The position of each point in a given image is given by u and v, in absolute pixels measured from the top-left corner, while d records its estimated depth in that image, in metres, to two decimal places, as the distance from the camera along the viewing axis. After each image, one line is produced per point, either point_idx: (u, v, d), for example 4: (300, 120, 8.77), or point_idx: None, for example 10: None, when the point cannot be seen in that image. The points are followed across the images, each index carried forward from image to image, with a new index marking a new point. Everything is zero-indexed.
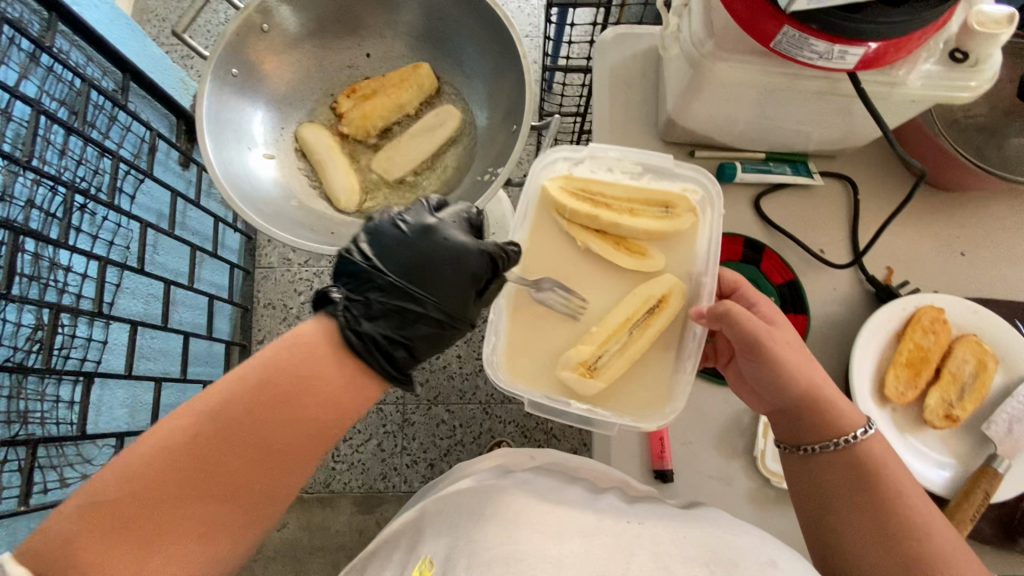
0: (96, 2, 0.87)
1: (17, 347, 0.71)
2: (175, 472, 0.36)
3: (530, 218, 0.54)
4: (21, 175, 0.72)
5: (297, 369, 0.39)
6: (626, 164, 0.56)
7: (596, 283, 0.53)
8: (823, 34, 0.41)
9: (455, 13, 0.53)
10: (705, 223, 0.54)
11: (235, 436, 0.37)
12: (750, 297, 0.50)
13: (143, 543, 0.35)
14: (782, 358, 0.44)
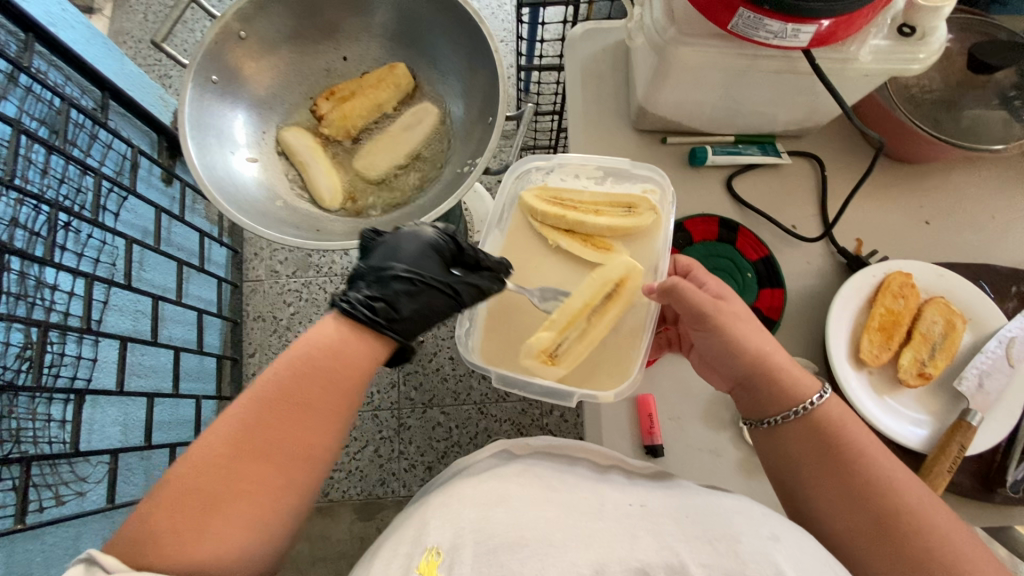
0: (72, 23, 0.88)
1: (7, 366, 0.71)
2: (230, 444, 0.39)
3: (507, 223, 0.57)
4: (5, 194, 0.73)
5: (318, 340, 0.43)
6: (589, 170, 0.59)
7: (574, 267, 0.54)
8: (776, 14, 0.43)
9: (427, 13, 0.55)
10: (664, 218, 0.56)
11: (276, 400, 0.40)
12: (701, 277, 0.51)
13: (204, 511, 0.37)
14: (729, 324, 0.47)
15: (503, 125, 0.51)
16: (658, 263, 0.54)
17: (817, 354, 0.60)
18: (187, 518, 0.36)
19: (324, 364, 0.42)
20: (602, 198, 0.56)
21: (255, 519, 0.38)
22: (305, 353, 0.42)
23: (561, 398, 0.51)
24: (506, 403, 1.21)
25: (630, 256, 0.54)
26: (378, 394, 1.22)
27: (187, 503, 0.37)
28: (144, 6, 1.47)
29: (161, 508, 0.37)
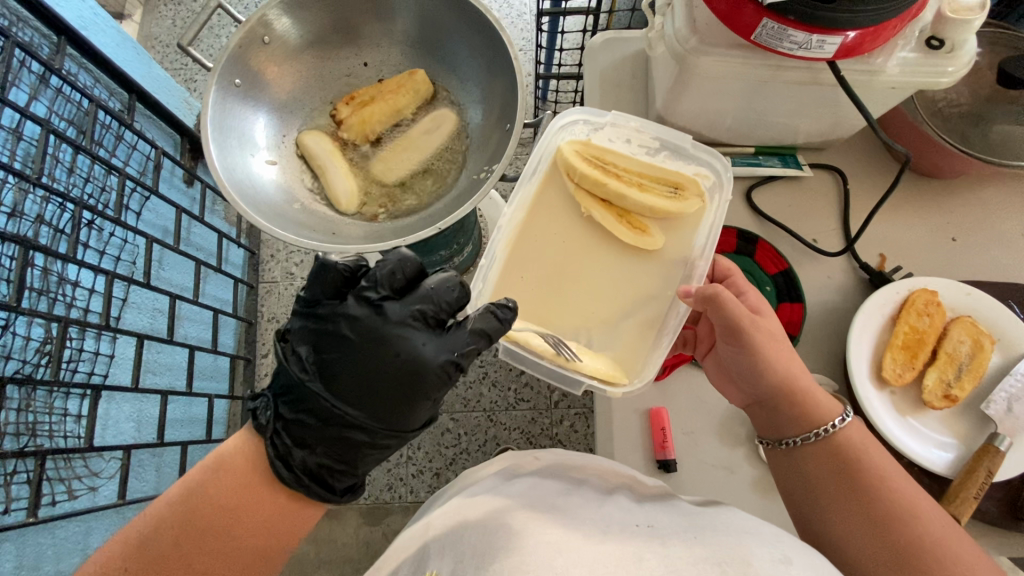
0: (104, 28, 0.91)
1: (27, 360, 0.72)
2: None
3: (540, 180, 0.55)
4: (32, 192, 0.74)
5: (217, 501, 0.46)
6: (643, 138, 0.57)
7: (607, 251, 0.53)
8: (801, 25, 0.43)
9: (449, 20, 0.56)
10: (711, 211, 0.54)
11: (164, 565, 0.44)
12: (739, 286, 0.51)
13: None
14: (761, 344, 0.46)
15: (521, 133, 0.51)
16: (692, 258, 0.53)
17: (836, 371, 0.58)
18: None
19: (224, 514, 0.46)
20: (650, 169, 0.55)
21: None
22: (194, 496, 0.46)
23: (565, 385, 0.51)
24: (516, 411, 1.20)
25: (665, 242, 0.53)
26: None
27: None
28: (172, 12, 1.51)
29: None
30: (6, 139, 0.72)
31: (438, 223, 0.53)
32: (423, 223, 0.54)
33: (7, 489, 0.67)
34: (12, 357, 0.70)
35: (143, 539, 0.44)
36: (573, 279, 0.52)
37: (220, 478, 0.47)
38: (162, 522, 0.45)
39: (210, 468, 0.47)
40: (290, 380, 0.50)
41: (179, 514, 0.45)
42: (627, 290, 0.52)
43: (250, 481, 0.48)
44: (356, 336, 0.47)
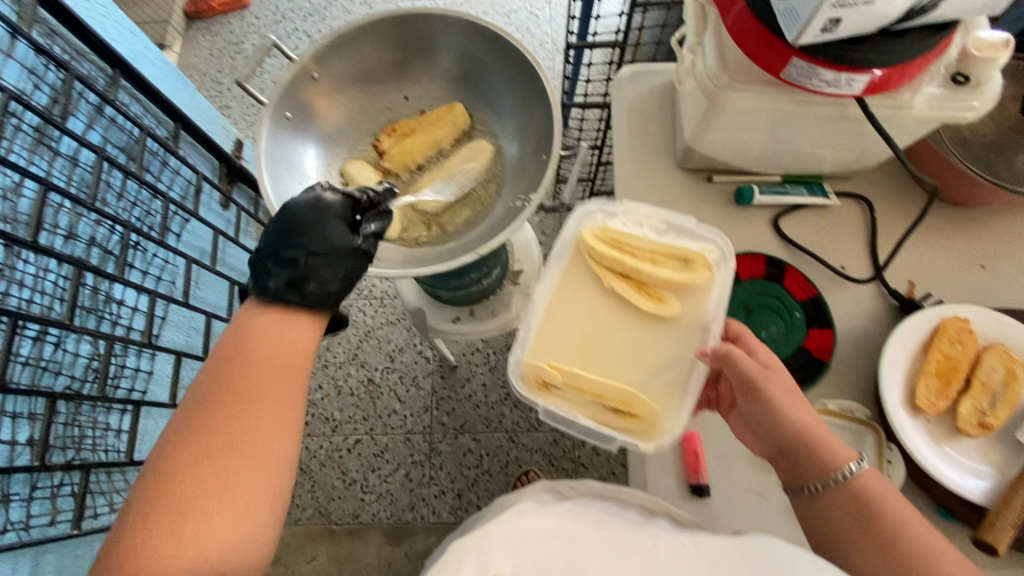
0: (154, 61, 0.96)
1: (75, 376, 0.75)
2: (188, 461, 0.37)
3: (562, 260, 0.56)
4: (85, 216, 0.78)
5: (271, 340, 0.42)
6: (655, 221, 0.57)
7: (623, 324, 0.53)
8: (829, 64, 0.45)
9: (488, 58, 0.59)
10: (721, 282, 0.54)
11: (236, 396, 0.39)
12: (750, 344, 0.50)
13: (190, 503, 0.36)
14: (776, 396, 0.46)
15: (559, 161, 0.53)
16: (706, 323, 0.52)
17: (867, 398, 0.59)
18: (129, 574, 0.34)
19: (275, 339, 0.42)
20: (660, 246, 0.55)
21: (227, 510, 0.36)
22: (239, 345, 0.41)
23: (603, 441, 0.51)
24: (538, 433, 1.21)
25: (679, 311, 0.53)
26: (411, 417, 1.24)
27: (128, 540, 0.35)
28: (210, 43, 1.59)
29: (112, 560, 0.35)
30: (64, 166, 0.76)
31: (477, 249, 0.55)
32: (462, 248, 0.56)
33: (54, 501, 0.69)
34: (63, 373, 0.73)
35: (206, 388, 0.40)
36: (601, 350, 0.52)
37: (245, 350, 0.41)
38: (216, 372, 0.40)
39: (247, 326, 0.43)
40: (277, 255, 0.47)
41: (231, 359, 0.40)
42: (646, 361, 0.52)
43: (281, 355, 0.42)
44: (332, 247, 0.48)
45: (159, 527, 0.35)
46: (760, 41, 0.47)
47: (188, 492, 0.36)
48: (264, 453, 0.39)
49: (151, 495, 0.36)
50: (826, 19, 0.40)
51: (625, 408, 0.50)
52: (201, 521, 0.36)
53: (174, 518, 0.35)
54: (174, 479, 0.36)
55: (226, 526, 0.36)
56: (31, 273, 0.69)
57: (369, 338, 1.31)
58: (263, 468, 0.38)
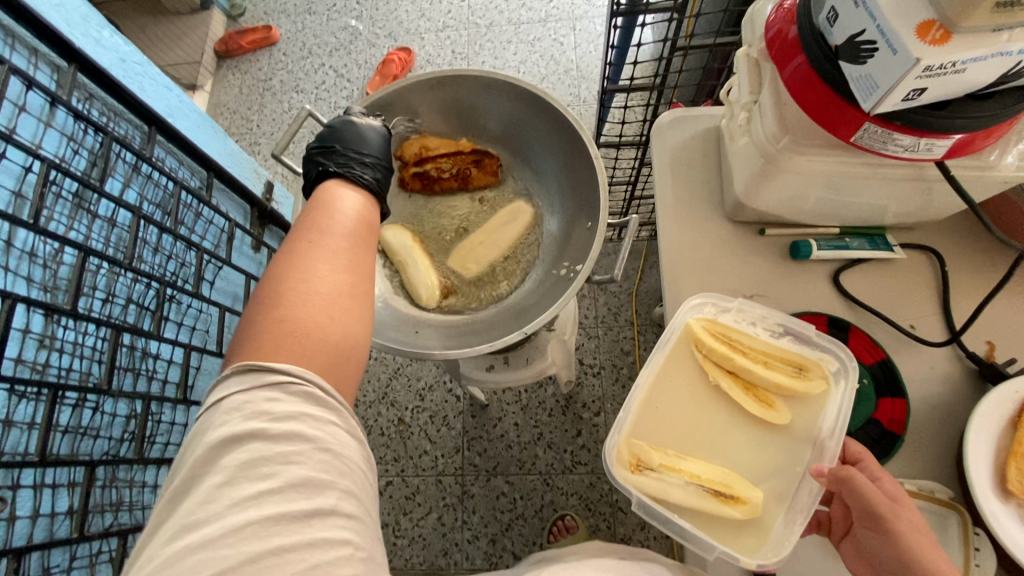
0: (188, 113, 0.97)
1: (114, 437, 0.75)
2: (285, 251, 0.41)
3: (669, 349, 0.57)
4: (123, 275, 0.78)
5: (336, 217, 0.44)
6: (770, 322, 0.58)
7: (731, 422, 0.54)
8: (907, 129, 0.41)
9: (528, 118, 0.57)
10: (837, 394, 0.54)
11: (318, 253, 0.41)
12: (874, 472, 0.49)
13: (298, 331, 0.38)
14: (905, 533, 0.44)
15: (606, 231, 0.50)
16: (821, 437, 0.52)
17: (948, 474, 0.54)
18: (251, 355, 0.37)
19: (341, 215, 0.44)
20: (773, 348, 0.56)
21: (344, 311, 0.40)
22: (310, 220, 0.43)
23: (700, 546, 0.51)
24: (573, 475, 1.17)
25: (790, 419, 0.53)
26: (443, 459, 1.21)
27: (242, 336, 0.38)
28: (239, 80, 1.61)
29: (244, 357, 0.37)
30: (102, 227, 0.77)
31: (521, 327, 0.51)
32: (505, 327, 0.52)
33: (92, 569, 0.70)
34: (102, 436, 0.73)
35: (285, 248, 0.41)
36: (704, 446, 0.53)
37: (335, 210, 0.44)
38: (291, 242, 0.42)
39: (315, 206, 0.45)
40: (341, 158, 0.50)
41: (305, 231, 0.42)
42: (753, 466, 0.52)
43: (360, 229, 0.45)
44: (374, 142, 0.53)
45: (275, 334, 0.37)
46: (824, 104, 0.43)
47: (286, 318, 0.38)
48: (345, 308, 0.40)
49: (267, 302, 0.39)
50: (911, 88, 0.37)
51: (724, 493, 0.50)
52: (299, 332, 0.38)
53: (280, 335, 0.37)
54: (278, 299, 0.39)
55: (312, 355, 0.37)
56: (71, 338, 0.69)
57: (399, 376, 1.29)
58: (344, 319, 0.39)
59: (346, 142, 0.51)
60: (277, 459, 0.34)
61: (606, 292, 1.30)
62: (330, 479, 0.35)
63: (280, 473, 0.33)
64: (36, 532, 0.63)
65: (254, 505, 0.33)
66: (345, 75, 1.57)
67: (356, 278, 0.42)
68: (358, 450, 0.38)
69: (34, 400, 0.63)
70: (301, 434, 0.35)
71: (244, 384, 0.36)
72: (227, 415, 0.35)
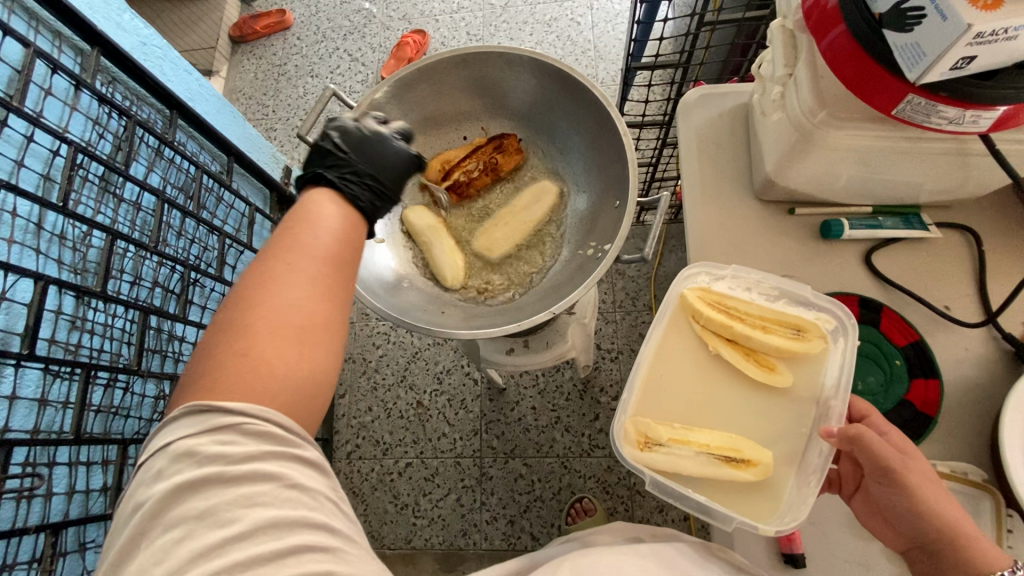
0: (207, 97, 0.98)
1: (144, 417, 0.76)
2: (253, 273, 0.39)
3: (665, 322, 0.57)
4: (149, 258, 0.79)
5: (310, 232, 0.41)
6: (764, 287, 0.57)
7: (735, 389, 0.54)
8: (953, 101, 0.40)
9: (555, 96, 0.56)
10: (837, 351, 0.54)
11: (287, 279, 0.38)
12: (881, 426, 0.48)
13: (259, 364, 0.35)
14: (918, 485, 0.44)
15: (635, 211, 0.49)
16: (826, 396, 0.52)
17: (981, 457, 0.53)
18: (205, 387, 0.35)
19: (317, 229, 0.41)
20: (770, 312, 0.55)
21: (313, 340, 0.38)
22: (281, 237, 0.40)
23: (718, 518, 0.50)
24: (591, 458, 1.17)
25: (793, 381, 0.53)
26: (460, 441, 1.22)
27: (203, 359, 0.37)
28: (255, 66, 1.61)
29: (198, 390, 0.36)
30: (127, 211, 0.77)
31: (549, 307, 0.51)
32: (532, 307, 0.52)
33: None
34: (133, 416, 0.74)
35: (253, 269, 0.39)
36: (708, 415, 0.53)
37: (308, 226, 0.41)
38: (260, 262, 0.39)
39: (287, 219, 0.42)
40: (348, 164, 0.47)
41: (274, 251, 0.39)
42: (761, 431, 0.52)
43: (339, 242, 0.42)
44: (388, 163, 0.50)
45: (234, 363, 0.35)
46: (865, 75, 0.42)
47: (246, 348, 0.36)
48: (312, 338, 0.38)
49: (225, 332, 0.37)
50: (960, 56, 0.35)
51: (735, 458, 0.50)
52: (259, 365, 0.35)
53: (239, 366, 0.35)
54: (241, 324, 0.37)
55: (273, 390, 0.36)
56: (101, 320, 0.70)
57: (417, 360, 1.30)
58: (309, 351, 0.37)
59: (359, 152, 0.49)
60: (240, 503, 0.33)
61: (624, 277, 1.29)
62: (298, 515, 0.34)
63: (244, 517, 0.33)
64: (72, 508, 0.65)
65: (218, 554, 0.32)
66: (360, 59, 1.56)
67: (326, 302, 0.39)
68: (324, 480, 0.37)
69: (68, 380, 0.65)
70: (261, 475, 0.34)
71: (192, 430, 0.34)
72: (180, 461, 0.34)
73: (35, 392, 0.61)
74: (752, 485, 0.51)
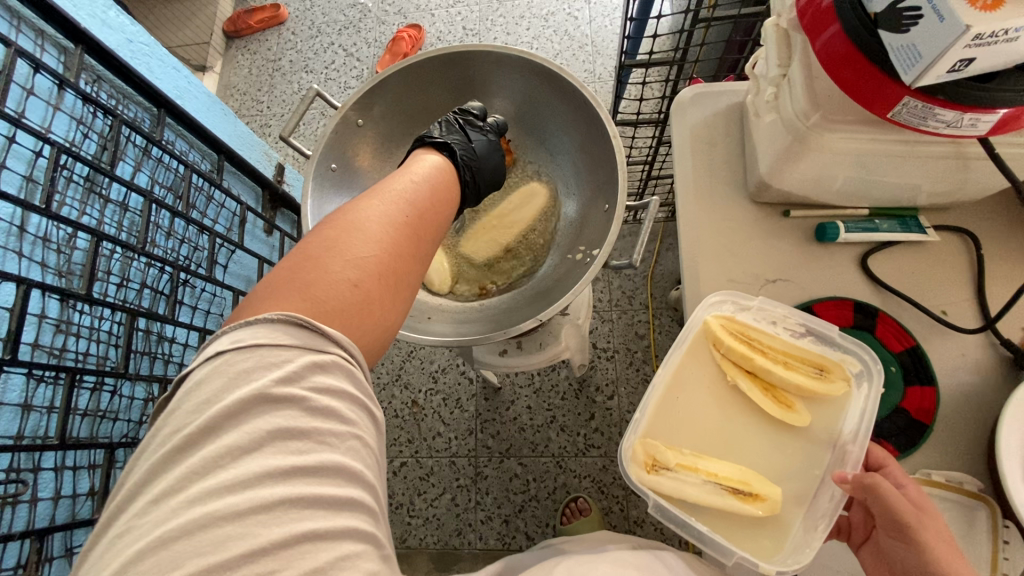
0: (196, 95, 0.96)
1: (133, 420, 0.76)
2: (365, 214, 0.40)
3: (687, 347, 0.56)
4: (136, 259, 0.78)
5: (416, 198, 0.44)
6: (791, 322, 0.56)
7: (750, 423, 0.53)
8: (950, 104, 0.38)
9: (545, 97, 0.55)
10: (861, 397, 0.52)
11: (398, 233, 0.40)
12: (898, 477, 0.47)
13: (360, 301, 0.36)
14: (929, 540, 0.43)
15: (624, 215, 0.48)
16: (842, 439, 0.51)
17: (977, 465, 0.52)
18: (307, 302, 0.35)
19: (423, 200, 0.44)
20: (793, 348, 0.55)
21: (402, 298, 0.40)
22: (391, 193, 0.43)
23: (718, 551, 0.50)
24: (587, 458, 1.17)
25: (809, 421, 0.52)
26: (456, 441, 1.22)
27: (299, 274, 0.36)
28: (249, 61, 1.59)
29: (291, 301, 0.34)
30: (114, 212, 0.77)
31: (536, 313, 0.50)
32: (517, 315, 0.51)
33: None
34: (121, 419, 0.74)
35: (363, 209, 0.40)
36: (720, 447, 0.53)
37: (410, 190, 0.44)
38: (371, 205, 0.41)
39: (397, 178, 0.44)
40: (470, 157, 0.52)
41: (387, 203, 0.41)
42: (772, 468, 0.51)
43: (434, 215, 0.45)
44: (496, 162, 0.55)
45: (336, 287, 0.36)
46: (860, 77, 0.41)
47: (353, 278, 0.37)
48: (399, 294, 0.39)
49: (331, 256, 0.37)
50: (959, 58, 0.34)
51: (743, 491, 0.50)
52: (356, 298, 0.36)
53: (342, 294, 0.36)
54: (350, 253, 0.38)
55: (360, 336, 0.36)
56: (88, 323, 0.70)
57: (412, 359, 1.29)
58: (394, 309, 0.39)
59: (486, 147, 0.53)
60: (311, 436, 0.31)
61: (620, 275, 1.28)
62: (355, 467, 0.32)
63: (316, 451, 0.31)
64: (59, 512, 0.65)
65: (284, 482, 0.30)
66: (354, 54, 1.54)
67: (415, 266, 0.41)
68: (375, 434, 0.36)
69: (53, 384, 0.64)
70: (336, 415, 0.32)
71: (285, 341, 0.32)
72: (263, 370, 0.31)
73: (19, 397, 0.61)
74: (757, 522, 0.50)
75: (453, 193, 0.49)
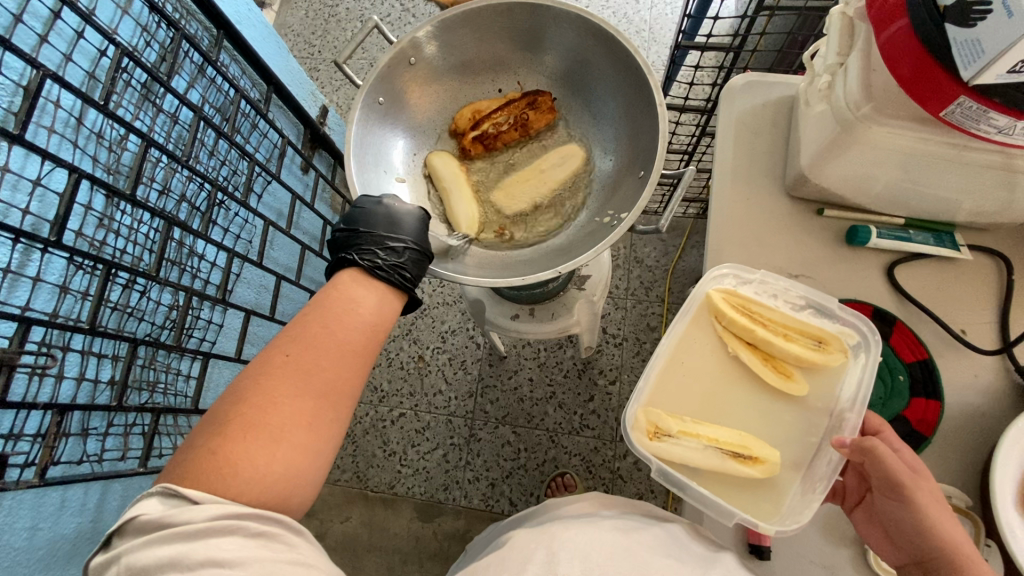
0: (256, 24, 0.99)
1: (155, 324, 0.79)
2: (277, 363, 0.42)
3: (687, 318, 0.57)
4: (179, 171, 0.81)
5: (328, 329, 0.45)
6: (791, 296, 0.57)
7: (756, 396, 0.54)
8: (1005, 110, 0.38)
9: (598, 57, 0.55)
10: (856, 367, 0.54)
11: (311, 377, 0.42)
12: (894, 442, 0.49)
13: (276, 450, 0.40)
14: (923, 501, 0.45)
15: (658, 182, 0.49)
16: (842, 410, 0.53)
17: (969, 483, 0.52)
18: (223, 475, 0.38)
19: (330, 329, 0.45)
20: (793, 321, 0.56)
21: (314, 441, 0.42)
22: (296, 337, 0.44)
23: (720, 513, 0.51)
24: (581, 437, 1.19)
25: (807, 390, 0.54)
26: (455, 400, 1.24)
27: (213, 446, 0.39)
28: (307, 3, 1.61)
29: (207, 462, 0.38)
30: (165, 122, 0.79)
31: (556, 267, 0.51)
32: (540, 265, 0.53)
33: (124, 438, 0.77)
34: (145, 320, 0.77)
35: (273, 361, 0.42)
36: (720, 413, 0.54)
37: (335, 318, 0.45)
38: (281, 357, 0.43)
39: (308, 314, 0.45)
40: (391, 260, 0.51)
41: (297, 347, 0.43)
42: (771, 432, 0.53)
43: (359, 342, 0.45)
44: (412, 238, 0.53)
45: (233, 429, 0.39)
46: (919, 71, 0.40)
47: (253, 423, 0.40)
48: (308, 434, 0.41)
49: (239, 424, 0.40)
50: (1020, 58, 0.34)
51: (742, 454, 0.51)
52: (250, 441, 0.39)
53: (237, 443, 0.39)
54: (266, 419, 0.40)
55: (251, 482, 0.39)
56: (127, 223, 0.73)
57: (425, 317, 1.31)
58: (297, 449, 0.41)
59: (395, 235, 0.51)
60: (239, 532, 0.37)
61: (642, 265, 1.28)
62: (269, 558, 0.37)
63: (240, 543, 0.36)
64: (80, 394, 0.69)
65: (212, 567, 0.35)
66: (411, 9, 1.54)
67: (332, 397, 0.43)
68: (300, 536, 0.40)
69: (90, 274, 0.67)
70: (242, 529, 0.37)
71: (206, 478, 0.38)
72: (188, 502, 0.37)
73: (58, 278, 0.64)
74: (756, 483, 0.52)
75: (388, 307, 0.50)
